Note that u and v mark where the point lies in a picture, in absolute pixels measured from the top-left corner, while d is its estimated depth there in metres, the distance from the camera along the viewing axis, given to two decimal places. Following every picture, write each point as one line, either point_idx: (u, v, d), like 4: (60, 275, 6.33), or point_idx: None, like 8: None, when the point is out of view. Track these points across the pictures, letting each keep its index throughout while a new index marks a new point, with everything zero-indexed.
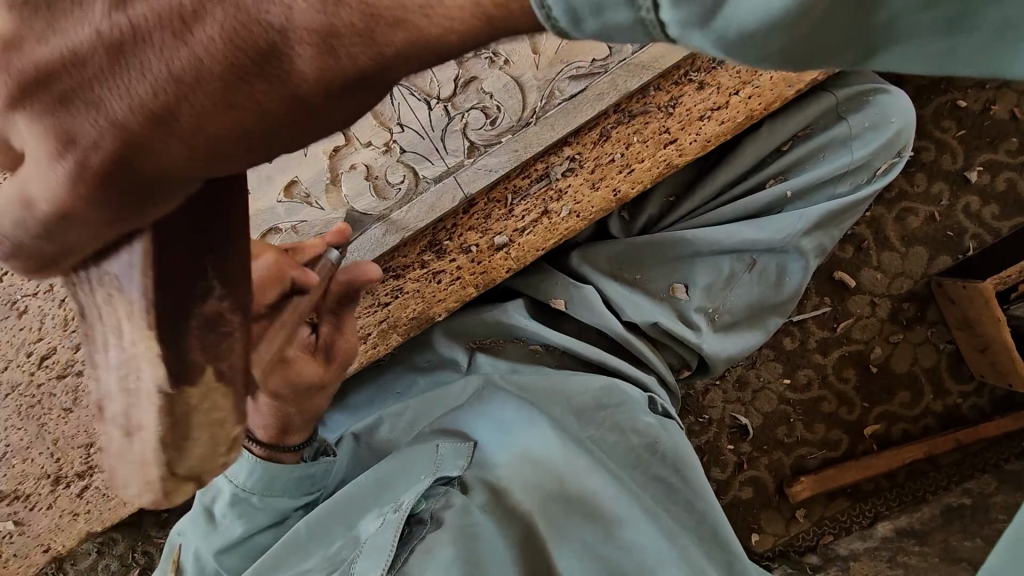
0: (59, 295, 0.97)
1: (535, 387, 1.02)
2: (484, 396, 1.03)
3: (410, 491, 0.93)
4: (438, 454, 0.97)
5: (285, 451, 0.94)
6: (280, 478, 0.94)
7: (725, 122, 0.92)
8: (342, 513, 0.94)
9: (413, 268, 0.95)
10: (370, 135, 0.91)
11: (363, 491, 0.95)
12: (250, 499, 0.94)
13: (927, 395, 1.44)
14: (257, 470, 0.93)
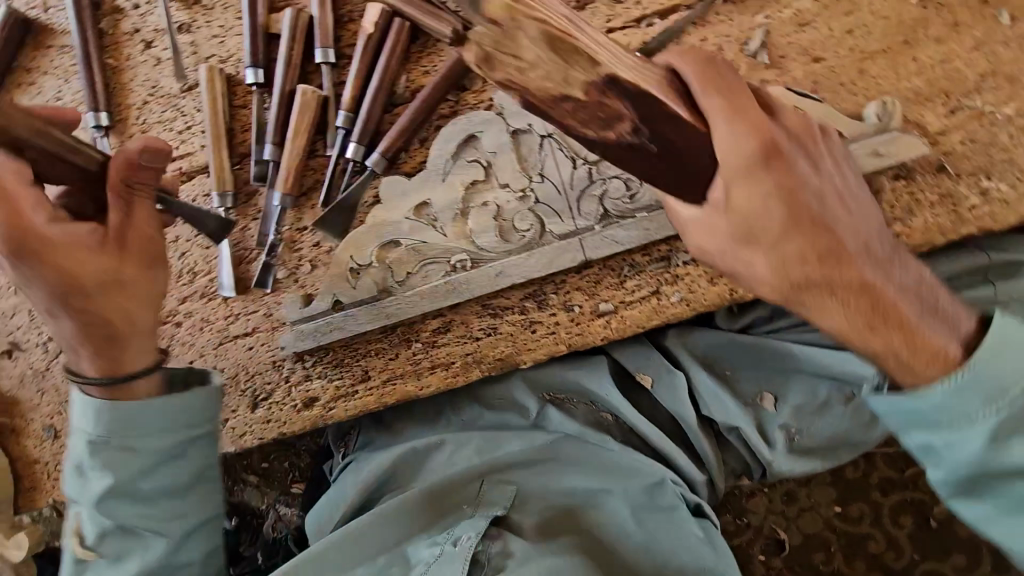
0: (182, 248, 1.02)
1: (607, 466, 1.03)
2: (554, 453, 1.04)
3: (462, 523, 0.93)
4: (483, 494, 1.00)
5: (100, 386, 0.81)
6: (126, 416, 0.81)
7: None
8: (393, 524, 0.97)
9: (512, 312, 0.95)
10: (509, 177, 0.91)
11: (416, 505, 0.98)
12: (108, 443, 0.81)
13: (986, 566, 1.35)
14: (98, 411, 0.81)
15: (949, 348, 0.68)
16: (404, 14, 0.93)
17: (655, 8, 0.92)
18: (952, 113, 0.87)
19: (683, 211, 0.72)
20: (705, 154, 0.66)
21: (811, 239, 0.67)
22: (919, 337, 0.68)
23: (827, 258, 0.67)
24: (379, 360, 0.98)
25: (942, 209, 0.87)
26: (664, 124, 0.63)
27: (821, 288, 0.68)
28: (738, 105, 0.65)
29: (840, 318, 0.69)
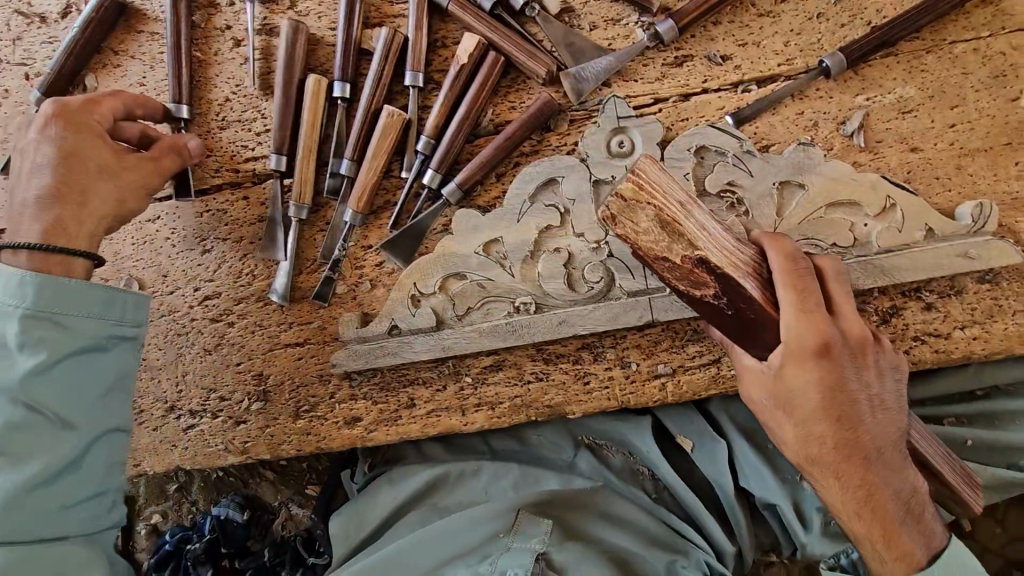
0: (243, 249, 1.01)
1: (634, 521, 1.04)
2: (585, 505, 1.02)
3: (507, 558, 0.91)
4: (517, 524, 0.96)
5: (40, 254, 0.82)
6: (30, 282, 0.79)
7: (941, 350, 0.86)
8: (415, 553, 0.95)
9: (567, 360, 0.94)
10: (587, 228, 0.90)
11: (440, 537, 0.96)
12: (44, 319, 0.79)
13: None
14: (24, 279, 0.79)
15: (918, 554, 0.78)
16: (501, 49, 0.93)
17: (754, 75, 0.90)
18: None
19: (748, 359, 0.78)
20: (771, 334, 0.73)
21: (850, 432, 0.74)
22: (879, 543, 0.78)
23: (838, 449, 0.75)
24: (426, 390, 0.97)
25: (1023, 319, 0.85)
26: (745, 296, 0.70)
27: (829, 468, 0.76)
28: (809, 297, 0.72)
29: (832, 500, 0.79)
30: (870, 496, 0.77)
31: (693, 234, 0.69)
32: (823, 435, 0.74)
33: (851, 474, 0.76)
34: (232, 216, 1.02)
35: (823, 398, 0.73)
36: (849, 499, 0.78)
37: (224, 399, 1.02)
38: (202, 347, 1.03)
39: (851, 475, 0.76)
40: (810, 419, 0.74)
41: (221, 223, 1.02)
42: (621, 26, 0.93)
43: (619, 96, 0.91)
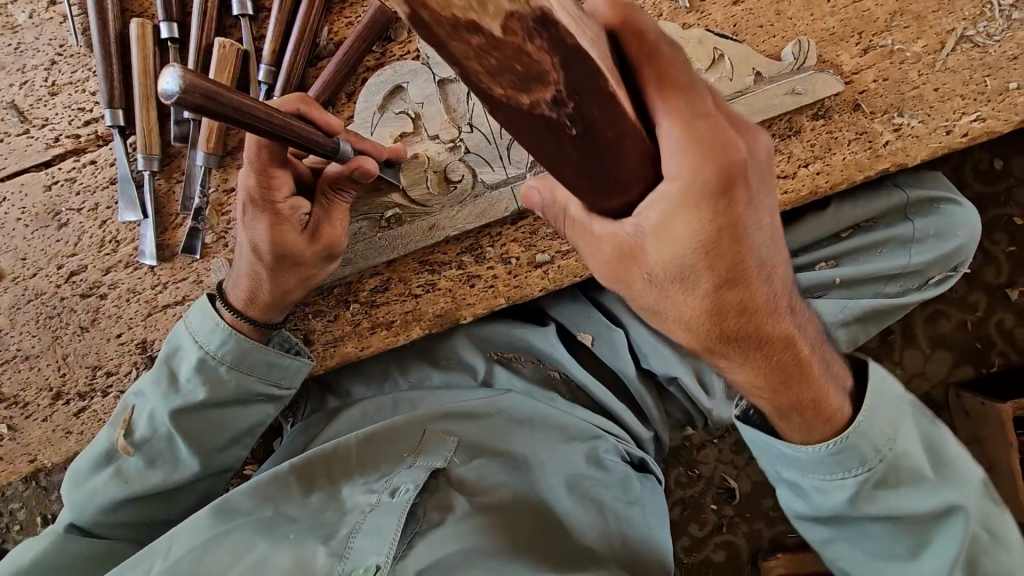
0: (102, 217, 0.97)
1: (550, 421, 1.04)
2: (498, 409, 1.04)
3: (403, 474, 0.92)
4: (423, 441, 0.98)
5: (254, 326, 0.89)
6: (252, 353, 0.88)
7: (789, 191, 0.90)
8: (333, 465, 0.95)
9: (450, 267, 0.94)
10: (440, 129, 0.91)
11: (357, 449, 0.97)
12: (218, 367, 0.87)
13: None
14: (231, 340, 0.87)
15: (842, 411, 0.72)
16: None
17: None
18: (865, 52, 0.91)
19: (603, 218, 0.62)
20: (630, 162, 0.55)
21: (749, 291, 0.62)
22: (788, 405, 0.72)
23: (728, 311, 0.63)
24: (317, 323, 0.96)
25: (858, 146, 0.90)
26: (603, 100, 0.50)
27: (723, 336, 0.65)
28: (693, 117, 0.56)
29: (736, 366, 0.69)
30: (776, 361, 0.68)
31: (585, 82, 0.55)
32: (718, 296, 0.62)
33: (742, 331, 0.64)
34: (84, 183, 0.98)
35: (708, 247, 0.59)
36: (744, 361, 0.68)
37: (111, 374, 0.98)
38: (78, 325, 0.98)
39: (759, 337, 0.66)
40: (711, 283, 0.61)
41: (74, 194, 0.98)
42: None
43: None
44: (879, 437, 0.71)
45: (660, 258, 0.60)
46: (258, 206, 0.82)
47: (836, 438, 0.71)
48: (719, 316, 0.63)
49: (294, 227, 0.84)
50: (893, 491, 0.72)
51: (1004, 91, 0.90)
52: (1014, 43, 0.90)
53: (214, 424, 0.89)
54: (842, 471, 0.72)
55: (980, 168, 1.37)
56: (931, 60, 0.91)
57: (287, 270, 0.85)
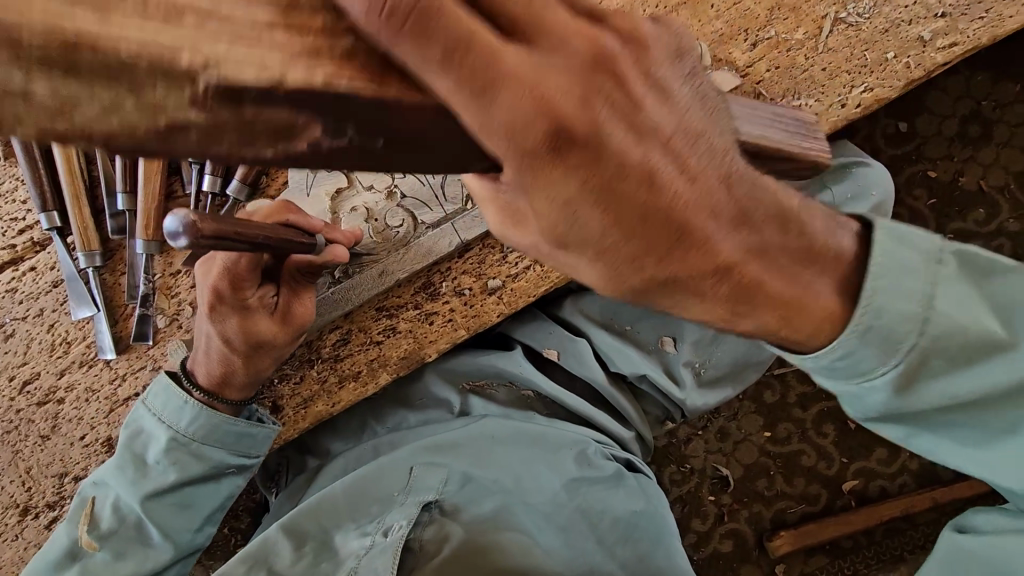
0: (49, 320, 0.96)
1: (534, 437, 1.04)
2: (477, 434, 1.03)
3: (392, 514, 0.91)
4: (411, 479, 0.97)
5: (227, 403, 0.88)
6: (224, 427, 0.88)
7: None
8: (325, 517, 0.93)
9: (407, 309, 0.96)
10: (373, 180, 0.95)
11: (345, 494, 0.95)
12: (189, 445, 0.87)
13: (903, 452, 1.46)
14: (201, 416, 0.87)
15: (843, 246, 0.56)
16: None
17: None
18: (754, 46, 0.99)
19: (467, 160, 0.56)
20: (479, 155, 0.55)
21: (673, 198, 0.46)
22: (824, 301, 0.55)
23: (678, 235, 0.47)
24: (285, 387, 0.96)
25: None
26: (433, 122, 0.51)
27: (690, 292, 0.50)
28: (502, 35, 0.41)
29: (770, 316, 0.53)
30: (759, 271, 0.51)
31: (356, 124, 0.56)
32: (644, 243, 0.46)
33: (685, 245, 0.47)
34: (27, 291, 0.97)
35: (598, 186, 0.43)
36: (726, 310, 0.52)
37: (80, 479, 0.95)
38: (38, 435, 0.95)
39: (780, 249, 0.53)
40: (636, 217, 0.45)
41: (18, 303, 0.97)
42: None
43: None
44: (896, 304, 0.55)
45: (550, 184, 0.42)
46: (226, 302, 0.83)
47: (851, 329, 0.55)
48: (663, 248, 0.47)
49: (264, 316, 0.85)
50: (943, 366, 0.58)
51: (883, 61, 0.99)
52: (882, 18, 0.99)
53: (185, 502, 0.88)
54: (881, 360, 0.57)
55: (888, 133, 1.48)
56: (814, 44, 0.99)
57: (264, 353, 0.87)
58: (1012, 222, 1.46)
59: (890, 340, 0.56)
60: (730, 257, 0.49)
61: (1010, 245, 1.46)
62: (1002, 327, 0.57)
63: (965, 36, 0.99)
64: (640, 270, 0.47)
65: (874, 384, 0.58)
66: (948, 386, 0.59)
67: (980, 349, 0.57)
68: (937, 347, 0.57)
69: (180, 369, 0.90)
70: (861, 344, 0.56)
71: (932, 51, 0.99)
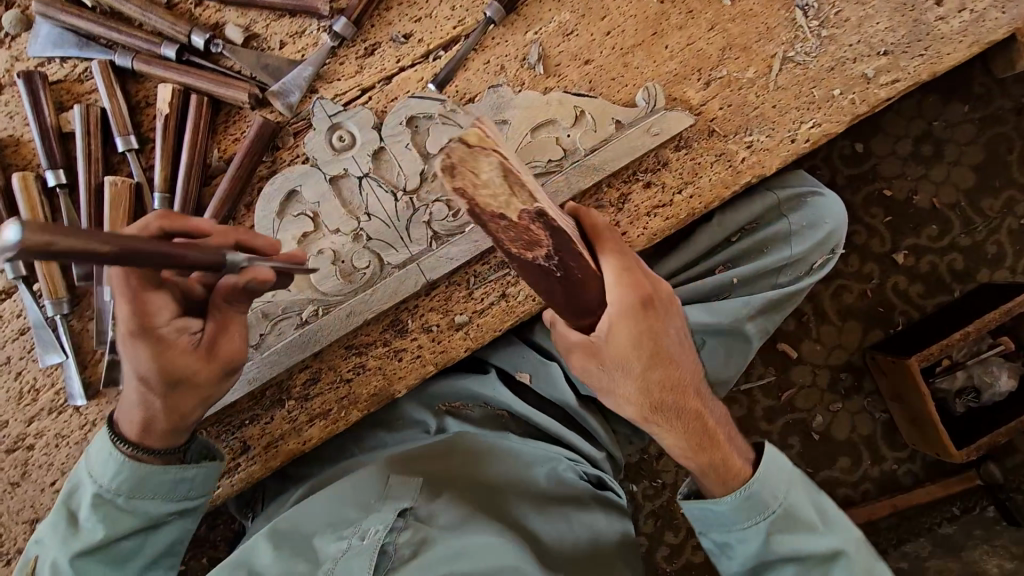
0: (17, 368, 0.97)
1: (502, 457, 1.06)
2: (454, 448, 1.05)
3: (371, 517, 0.93)
4: (387, 487, 0.98)
5: (154, 453, 0.86)
6: (152, 478, 0.85)
7: (669, 218, 1.01)
8: (300, 529, 0.95)
9: (376, 346, 0.98)
10: (339, 222, 0.96)
11: (322, 505, 0.97)
12: (115, 500, 0.85)
13: (866, 461, 1.52)
14: (124, 470, 0.84)
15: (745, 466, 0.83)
16: (200, 89, 0.95)
17: (438, 42, 1.00)
18: (708, 85, 1.02)
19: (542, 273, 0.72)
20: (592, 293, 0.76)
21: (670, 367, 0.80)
22: (742, 465, 0.83)
23: (664, 387, 0.80)
24: (256, 427, 0.97)
25: (720, 166, 1.02)
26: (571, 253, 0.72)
27: (667, 414, 0.80)
28: (622, 257, 0.77)
29: (700, 456, 0.82)
30: (700, 413, 0.82)
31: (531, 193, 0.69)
32: (660, 382, 0.79)
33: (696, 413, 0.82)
34: None
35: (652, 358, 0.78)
36: (685, 440, 0.82)
37: None
38: (8, 482, 0.96)
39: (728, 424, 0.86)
40: (676, 390, 0.80)
41: None
42: (306, 36, 0.98)
43: (325, 98, 0.97)
44: (761, 491, 0.82)
45: (617, 360, 0.78)
46: (137, 339, 0.80)
47: (739, 491, 0.82)
48: (670, 392, 0.80)
49: (183, 350, 0.82)
50: (786, 537, 0.82)
51: (830, 98, 1.03)
52: (828, 56, 1.04)
53: (123, 556, 0.86)
54: (743, 520, 0.82)
55: (845, 154, 1.53)
56: (764, 82, 1.03)
57: (176, 392, 0.83)
58: (965, 238, 1.52)
59: (753, 509, 0.82)
60: (703, 413, 0.83)
61: (962, 259, 1.52)
62: (827, 531, 0.83)
63: (906, 73, 1.04)
64: (649, 392, 0.79)
65: (731, 521, 0.83)
66: (778, 542, 0.82)
67: (803, 527, 0.82)
68: (781, 534, 0.82)
69: (113, 418, 0.89)
70: (729, 505, 0.82)
71: (875, 87, 1.04)
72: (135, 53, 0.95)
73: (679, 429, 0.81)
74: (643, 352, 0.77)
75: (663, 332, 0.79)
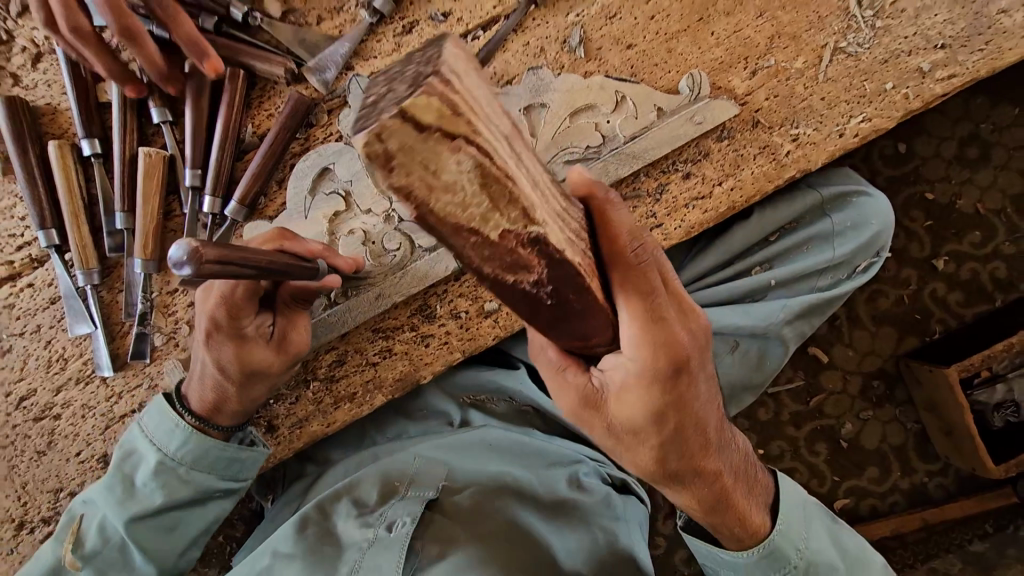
0: (46, 337, 0.97)
1: (527, 453, 1.05)
2: (477, 441, 1.05)
3: (396, 506, 0.93)
4: (412, 474, 0.98)
5: (219, 430, 0.88)
6: (212, 453, 0.87)
7: (708, 211, 0.98)
8: (327, 513, 0.95)
9: (403, 331, 0.97)
10: (371, 203, 0.95)
11: (350, 487, 0.98)
12: (177, 469, 0.86)
13: (895, 472, 1.47)
14: (190, 440, 0.86)
15: (762, 522, 0.81)
16: (236, 62, 0.94)
17: (477, 22, 0.98)
18: (753, 74, 0.99)
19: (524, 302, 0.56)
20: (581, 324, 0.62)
21: (690, 433, 0.70)
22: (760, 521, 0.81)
23: (684, 464, 0.72)
24: (280, 407, 0.96)
25: (763, 159, 0.98)
26: (575, 283, 0.55)
27: (685, 481, 0.74)
28: (649, 295, 0.62)
29: (726, 517, 0.78)
30: (722, 486, 0.76)
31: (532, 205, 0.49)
32: (675, 445, 0.70)
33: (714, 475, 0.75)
34: (24, 307, 0.97)
35: (671, 422, 0.68)
36: (698, 504, 0.77)
37: (75, 495, 0.96)
38: (34, 450, 0.96)
39: (745, 480, 0.81)
40: (698, 448, 0.72)
41: (15, 319, 0.97)
42: (344, 11, 0.97)
43: (362, 76, 0.95)
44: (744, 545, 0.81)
45: (629, 428, 0.69)
46: (224, 332, 0.81)
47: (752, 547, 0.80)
48: (692, 457, 0.72)
49: (259, 346, 0.84)
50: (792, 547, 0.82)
51: (882, 91, 0.99)
52: (882, 47, 0.99)
53: (171, 526, 0.87)
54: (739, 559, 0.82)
55: (887, 154, 1.48)
56: (813, 73, 0.99)
57: (252, 382, 0.85)
58: (1009, 245, 1.46)
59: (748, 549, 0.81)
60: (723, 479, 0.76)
61: (1006, 267, 1.47)
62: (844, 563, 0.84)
63: (963, 68, 0.99)
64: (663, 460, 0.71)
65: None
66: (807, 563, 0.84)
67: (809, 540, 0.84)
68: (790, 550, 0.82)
69: (176, 391, 0.90)
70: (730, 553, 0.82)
71: (930, 82, 0.99)
72: None
73: (694, 491, 0.75)
74: (669, 407, 0.67)
75: (693, 391, 0.68)
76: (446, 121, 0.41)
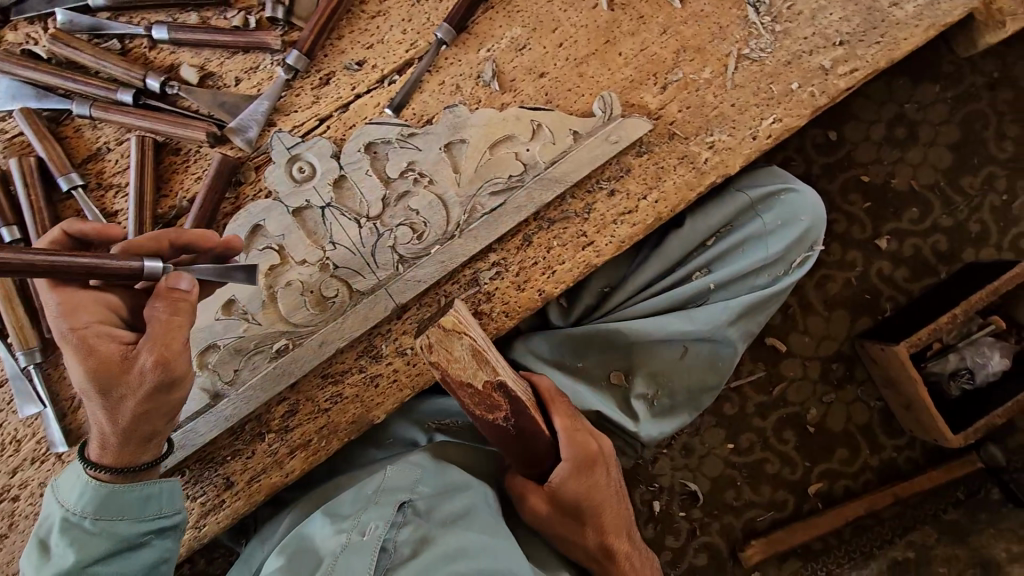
0: None
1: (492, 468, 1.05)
2: (442, 456, 1.05)
3: (370, 511, 0.92)
4: (388, 483, 0.98)
5: (113, 472, 0.80)
6: (114, 497, 0.81)
7: (636, 224, 1.01)
8: (306, 539, 0.93)
9: (352, 374, 0.98)
10: (304, 253, 0.96)
11: (331, 509, 0.97)
12: (83, 523, 0.80)
13: (864, 451, 1.50)
14: (88, 489, 0.80)
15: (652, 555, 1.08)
16: (160, 132, 0.96)
17: (391, 67, 1.01)
18: (664, 89, 1.02)
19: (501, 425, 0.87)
20: (541, 447, 0.92)
21: (601, 529, 0.97)
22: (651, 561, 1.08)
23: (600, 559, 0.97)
24: (237, 462, 0.97)
25: (684, 169, 1.01)
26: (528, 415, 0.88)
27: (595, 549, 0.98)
28: (572, 422, 0.96)
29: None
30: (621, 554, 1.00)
31: (495, 364, 0.84)
32: (593, 527, 0.96)
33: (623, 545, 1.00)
34: None
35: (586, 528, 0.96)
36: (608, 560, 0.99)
37: None
38: None
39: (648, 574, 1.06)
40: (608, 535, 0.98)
41: None
42: (261, 71, 0.99)
43: (283, 131, 0.98)
44: None
45: (557, 516, 0.94)
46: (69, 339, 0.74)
47: None
48: (603, 538, 0.97)
49: (112, 357, 0.74)
50: None
51: (789, 92, 1.03)
52: (784, 50, 1.03)
53: None
54: None
55: (819, 143, 1.52)
56: (720, 82, 1.03)
57: (116, 400, 0.75)
58: (946, 218, 1.51)
59: None
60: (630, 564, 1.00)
61: (946, 240, 1.51)
62: None
63: (864, 61, 1.04)
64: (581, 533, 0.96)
65: None
66: None
67: None
68: None
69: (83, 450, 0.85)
70: None
71: (833, 78, 1.03)
72: (92, 101, 0.96)
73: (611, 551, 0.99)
74: (590, 507, 0.95)
75: (599, 487, 0.97)
76: (454, 328, 0.81)
